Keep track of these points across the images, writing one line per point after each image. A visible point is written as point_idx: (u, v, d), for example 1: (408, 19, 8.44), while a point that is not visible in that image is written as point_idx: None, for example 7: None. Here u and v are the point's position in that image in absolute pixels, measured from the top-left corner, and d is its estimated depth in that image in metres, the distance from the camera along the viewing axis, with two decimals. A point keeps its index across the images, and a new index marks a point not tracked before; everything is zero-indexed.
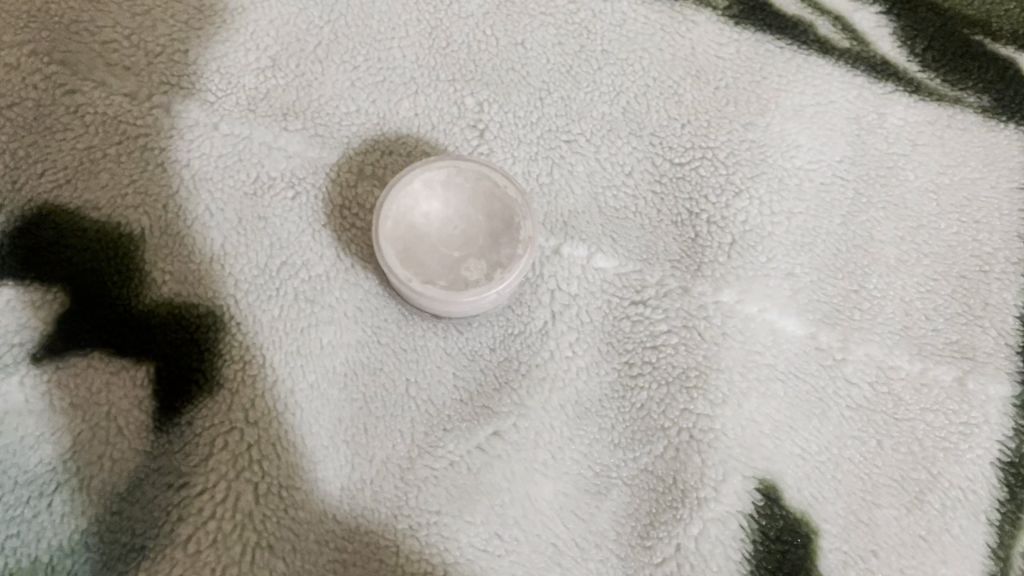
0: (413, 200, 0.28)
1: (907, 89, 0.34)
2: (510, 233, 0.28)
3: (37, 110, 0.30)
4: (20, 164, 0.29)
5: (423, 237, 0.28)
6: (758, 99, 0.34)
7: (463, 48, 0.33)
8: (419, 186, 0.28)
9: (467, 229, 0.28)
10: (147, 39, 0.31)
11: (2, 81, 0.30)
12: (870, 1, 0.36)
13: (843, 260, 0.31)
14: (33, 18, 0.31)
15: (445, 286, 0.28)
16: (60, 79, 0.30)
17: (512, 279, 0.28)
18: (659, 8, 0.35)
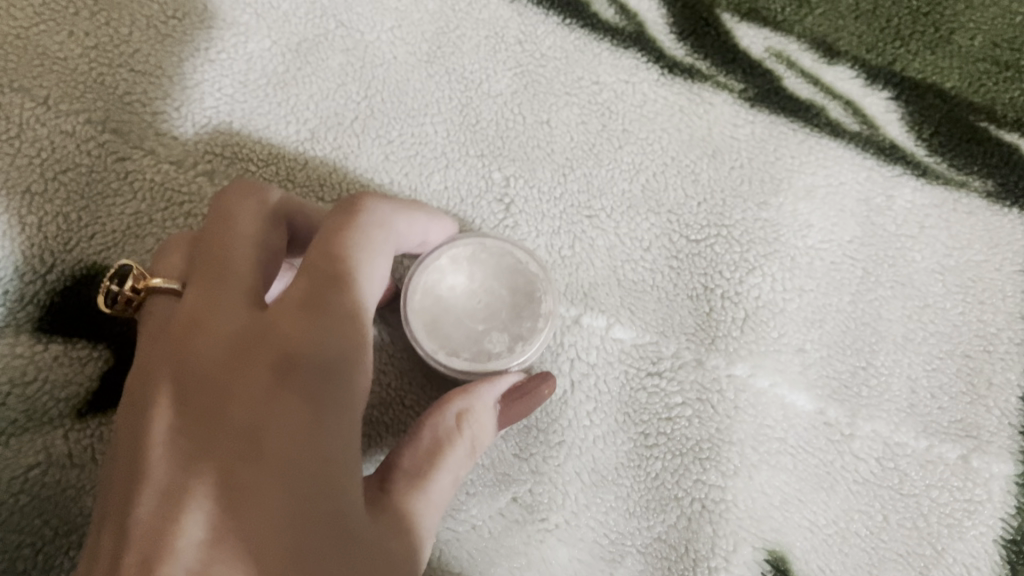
0: (440, 273, 0.30)
1: (915, 172, 0.36)
2: (531, 308, 0.30)
3: (90, 175, 0.32)
4: (72, 226, 0.31)
5: (450, 309, 0.29)
6: (771, 180, 0.35)
7: (491, 125, 0.35)
8: (446, 261, 0.30)
9: (491, 301, 0.29)
10: (195, 111, 0.33)
11: (58, 147, 0.31)
12: (881, 87, 0.37)
13: (851, 337, 0.33)
14: (89, 89, 0.33)
15: (469, 357, 0.29)
16: (112, 147, 0.32)
17: (534, 352, 0.29)
18: (678, 90, 0.36)
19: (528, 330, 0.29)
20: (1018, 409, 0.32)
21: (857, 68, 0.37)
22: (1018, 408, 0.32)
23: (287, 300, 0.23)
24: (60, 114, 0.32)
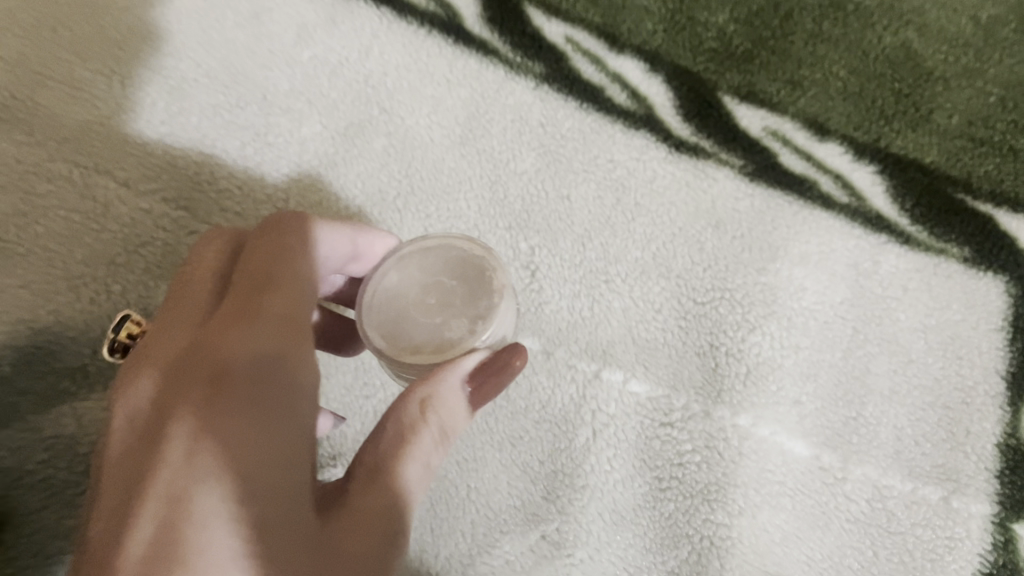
0: (390, 284, 0.30)
1: (899, 240, 0.40)
2: (482, 285, 0.30)
3: (165, 248, 0.36)
4: (151, 293, 0.35)
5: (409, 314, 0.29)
6: (769, 248, 0.39)
7: (518, 200, 0.39)
8: (393, 271, 0.30)
9: (441, 290, 0.29)
10: (256, 190, 0.38)
11: (139, 224, 0.36)
12: (867, 163, 0.42)
13: (843, 389, 0.36)
14: (162, 171, 0.37)
15: (428, 349, 0.29)
16: (183, 222, 0.36)
17: (493, 326, 0.29)
18: (685, 167, 0.41)
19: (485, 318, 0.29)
20: (993, 455, 0.35)
21: (845, 145, 0.42)
22: (994, 454, 0.35)
23: (214, 321, 0.27)
24: (138, 194, 0.37)
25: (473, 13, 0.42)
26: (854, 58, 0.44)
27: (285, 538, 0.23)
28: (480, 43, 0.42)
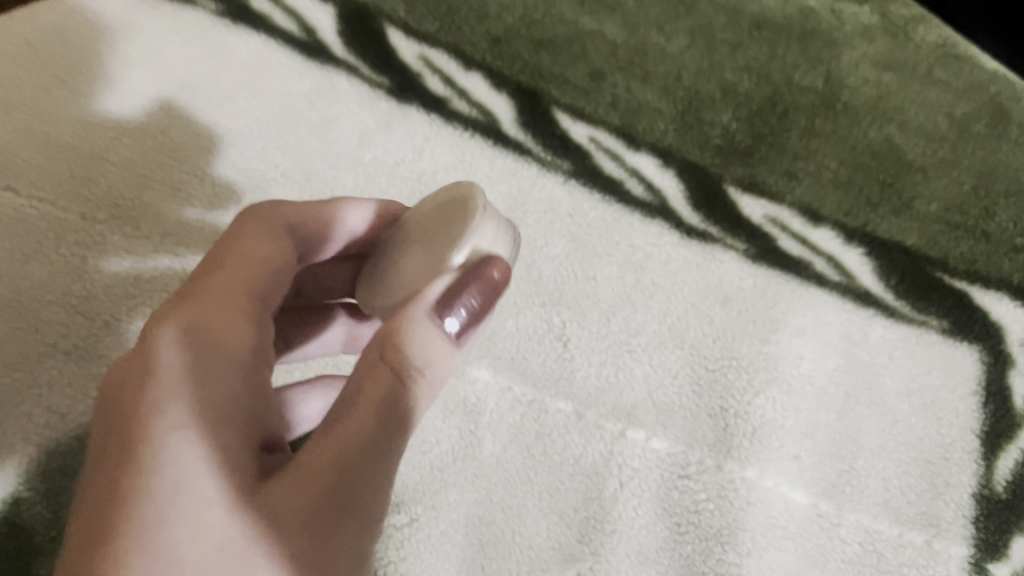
0: (399, 246, 0.35)
1: (885, 313, 0.46)
2: (460, 219, 0.32)
3: None
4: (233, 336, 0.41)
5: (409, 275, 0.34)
6: (771, 321, 0.45)
7: (551, 279, 0.45)
8: (402, 236, 0.35)
9: (429, 237, 0.33)
10: None
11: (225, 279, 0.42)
12: (856, 245, 0.47)
13: (837, 446, 0.42)
14: None
15: (409, 297, 0.31)
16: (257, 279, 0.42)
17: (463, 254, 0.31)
18: (696, 250, 0.47)
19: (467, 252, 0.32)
20: (969, 504, 0.41)
21: (836, 230, 0.48)
22: (970, 503, 0.41)
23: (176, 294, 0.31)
24: None
25: (510, 119, 0.49)
26: (845, 153, 0.50)
27: (201, 502, 0.25)
28: (516, 145, 0.49)
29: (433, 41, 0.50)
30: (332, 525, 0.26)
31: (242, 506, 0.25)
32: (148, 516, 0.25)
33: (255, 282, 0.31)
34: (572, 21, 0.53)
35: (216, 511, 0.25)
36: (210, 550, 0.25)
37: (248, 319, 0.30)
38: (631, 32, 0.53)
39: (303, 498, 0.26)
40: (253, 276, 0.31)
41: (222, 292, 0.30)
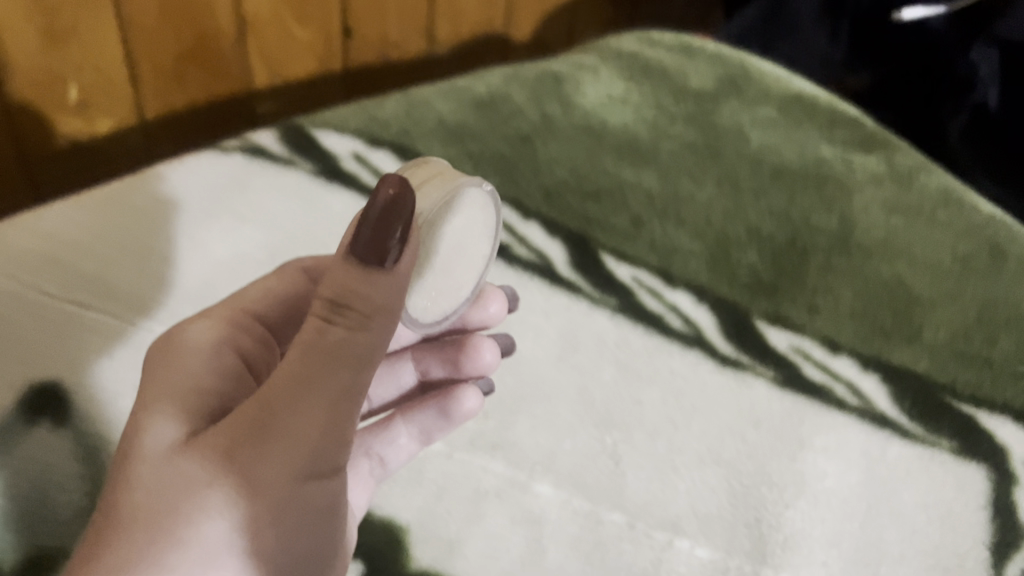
0: None
1: (901, 433, 0.51)
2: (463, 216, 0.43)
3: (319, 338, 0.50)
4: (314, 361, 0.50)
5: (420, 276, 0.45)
6: (798, 441, 0.51)
7: (603, 403, 0.51)
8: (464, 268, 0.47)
9: None
10: None
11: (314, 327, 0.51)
12: (873, 372, 0.54)
13: (861, 553, 0.47)
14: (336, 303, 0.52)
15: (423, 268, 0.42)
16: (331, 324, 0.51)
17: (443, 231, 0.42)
18: (730, 376, 0.53)
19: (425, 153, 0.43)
20: None
21: (854, 359, 0.54)
22: None
23: None
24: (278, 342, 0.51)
25: (564, 261, 0.57)
26: (858, 286, 0.57)
27: (147, 455, 0.35)
28: (568, 283, 0.56)
29: None
30: (251, 451, 0.33)
31: (175, 453, 0.34)
32: (120, 470, 0.35)
33: (267, 297, 0.46)
34: (614, 174, 0.62)
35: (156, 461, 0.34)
36: (156, 480, 0.34)
37: (225, 320, 0.43)
38: (666, 184, 0.62)
39: (223, 435, 0.34)
40: (262, 293, 0.46)
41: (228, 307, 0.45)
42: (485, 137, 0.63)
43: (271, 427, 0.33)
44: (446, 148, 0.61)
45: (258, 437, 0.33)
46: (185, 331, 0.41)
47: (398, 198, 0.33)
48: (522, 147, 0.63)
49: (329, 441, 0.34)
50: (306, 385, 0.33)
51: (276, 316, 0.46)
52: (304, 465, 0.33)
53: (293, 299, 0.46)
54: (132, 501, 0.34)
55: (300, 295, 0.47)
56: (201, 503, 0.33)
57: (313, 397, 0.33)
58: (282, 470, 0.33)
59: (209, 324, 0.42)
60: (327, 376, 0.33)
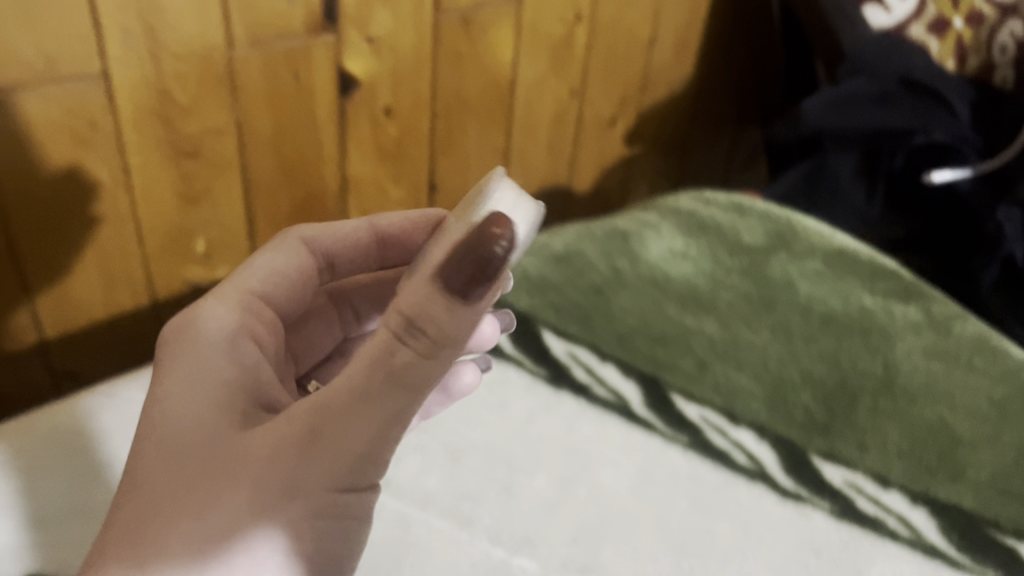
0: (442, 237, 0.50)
1: (951, 562, 0.58)
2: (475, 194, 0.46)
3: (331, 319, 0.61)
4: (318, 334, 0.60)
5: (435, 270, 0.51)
6: (857, 568, 0.57)
7: (680, 531, 0.57)
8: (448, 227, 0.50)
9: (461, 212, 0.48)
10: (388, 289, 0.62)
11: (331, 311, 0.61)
12: (921, 506, 0.60)
13: None
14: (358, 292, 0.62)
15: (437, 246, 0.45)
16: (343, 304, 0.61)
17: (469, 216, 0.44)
18: (794, 507, 0.60)
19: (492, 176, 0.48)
20: None
21: (903, 493, 0.60)
22: None
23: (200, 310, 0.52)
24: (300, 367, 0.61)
25: (640, 401, 0.65)
26: (905, 427, 0.62)
27: (179, 458, 0.42)
28: (646, 421, 0.64)
29: (576, 340, 0.69)
30: (299, 458, 0.39)
31: (211, 459, 0.41)
32: (157, 470, 0.42)
33: (277, 277, 0.55)
34: (679, 321, 0.70)
35: (187, 468, 0.41)
36: (190, 482, 0.40)
37: (237, 306, 0.51)
38: (726, 330, 0.69)
39: (269, 445, 0.40)
40: (272, 272, 0.54)
41: (240, 292, 0.52)
42: (566, 288, 0.72)
43: (320, 441, 0.39)
44: (532, 298, 0.72)
45: (306, 447, 0.39)
46: (221, 341, 0.48)
47: (502, 239, 0.36)
48: (596, 299, 0.71)
49: (370, 453, 0.39)
50: (363, 403, 0.38)
51: (288, 280, 0.55)
52: (345, 474, 0.39)
53: (300, 266, 0.56)
54: (162, 496, 0.40)
55: (303, 262, 0.56)
56: (228, 505, 0.39)
57: (368, 413, 0.38)
58: (325, 477, 0.39)
59: (231, 320, 0.50)
60: (386, 396, 0.38)
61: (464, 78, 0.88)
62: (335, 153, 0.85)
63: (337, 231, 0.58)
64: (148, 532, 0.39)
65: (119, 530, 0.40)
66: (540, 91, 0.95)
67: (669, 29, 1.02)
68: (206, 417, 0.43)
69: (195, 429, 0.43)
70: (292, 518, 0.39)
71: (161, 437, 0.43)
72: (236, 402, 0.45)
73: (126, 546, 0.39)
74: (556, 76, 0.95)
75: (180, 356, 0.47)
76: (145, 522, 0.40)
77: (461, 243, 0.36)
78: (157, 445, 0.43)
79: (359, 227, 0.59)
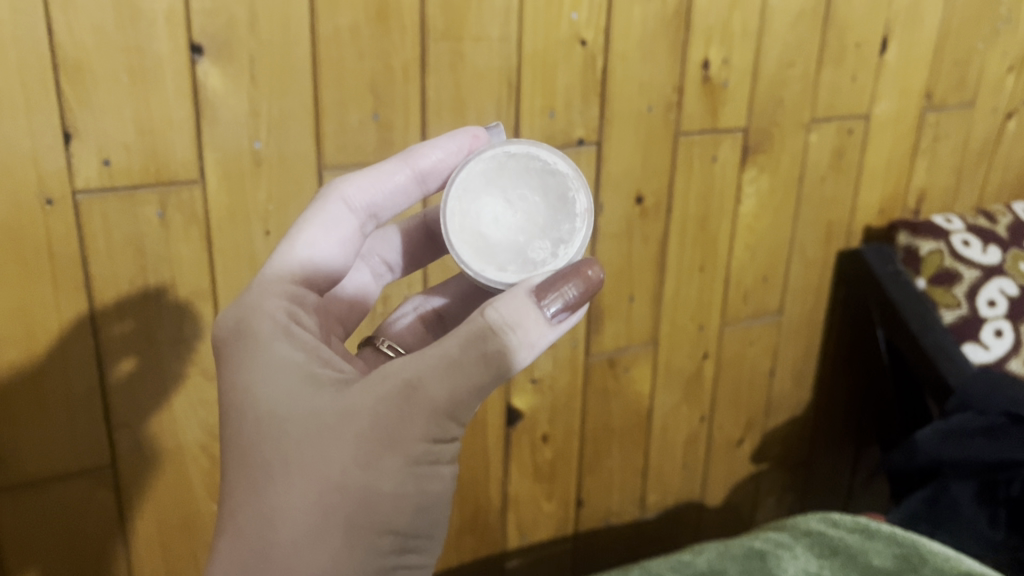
0: (496, 209, 0.61)
1: None
2: (565, 216, 0.62)
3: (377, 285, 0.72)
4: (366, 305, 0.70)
5: (487, 231, 0.61)
6: None
7: None
8: (502, 200, 0.61)
9: (530, 209, 0.61)
10: (423, 257, 0.74)
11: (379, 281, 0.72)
12: None
13: None
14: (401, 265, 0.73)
15: (522, 253, 0.60)
16: (386, 270, 0.73)
17: (565, 250, 0.61)
18: None
19: (581, 213, 0.62)
20: None
21: None
22: None
23: None
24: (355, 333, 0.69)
25: None
26: None
27: (280, 424, 0.48)
28: None
29: None
30: (397, 413, 0.47)
31: (309, 422, 0.48)
32: (265, 435, 0.48)
33: (321, 251, 0.61)
34: None
35: (291, 430, 0.48)
36: (302, 438, 0.47)
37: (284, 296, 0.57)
38: None
39: (364, 405, 0.47)
40: (315, 245, 0.60)
41: (283, 282, 0.58)
42: None
43: (416, 403, 0.47)
44: None
45: (402, 405, 0.47)
46: (285, 326, 0.54)
47: (585, 278, 0.53)
48: None
49: (455, 409, 0.48)
50: (456, 371, 0.48)
51: (337, 252, 0.61)
52: (434, 427, 0.48)
53: (346, 236, 0.62)
54: (279, 453, 0.48)
55: (348, 226, 0.62)
56: (341, 457, 0.47)
57: (460, 378, 0.48)
58: (418, 430, 0.47)
59: (279, 304, 0.55)
60: (474, 369, 0.48)
61: (610, 411, 1.03)
62: (500, 474, 0.98)
63: (373, 182, 0.63)
64: (269, 486, 0.47)
65: (247, 496, 0.48)
66: (675, 417, 1.08)
67: (787, 362, 1.15)
68: (298, 390, 0.49)
69: (292, 400, 0.49)
70: (394, 465, 0.47)
71: (256, 406, 0.49)
72: (317, 373, 0.51)
73: (252, 501, 0.47)
74: (689, 405, 1.09)
75: (256, 341, 0.52)
76: (264, 479, 0.47)
77: (569, 273, 0.53)
78: (254, 414, 0.49)
79: (397, 172, 0.63)
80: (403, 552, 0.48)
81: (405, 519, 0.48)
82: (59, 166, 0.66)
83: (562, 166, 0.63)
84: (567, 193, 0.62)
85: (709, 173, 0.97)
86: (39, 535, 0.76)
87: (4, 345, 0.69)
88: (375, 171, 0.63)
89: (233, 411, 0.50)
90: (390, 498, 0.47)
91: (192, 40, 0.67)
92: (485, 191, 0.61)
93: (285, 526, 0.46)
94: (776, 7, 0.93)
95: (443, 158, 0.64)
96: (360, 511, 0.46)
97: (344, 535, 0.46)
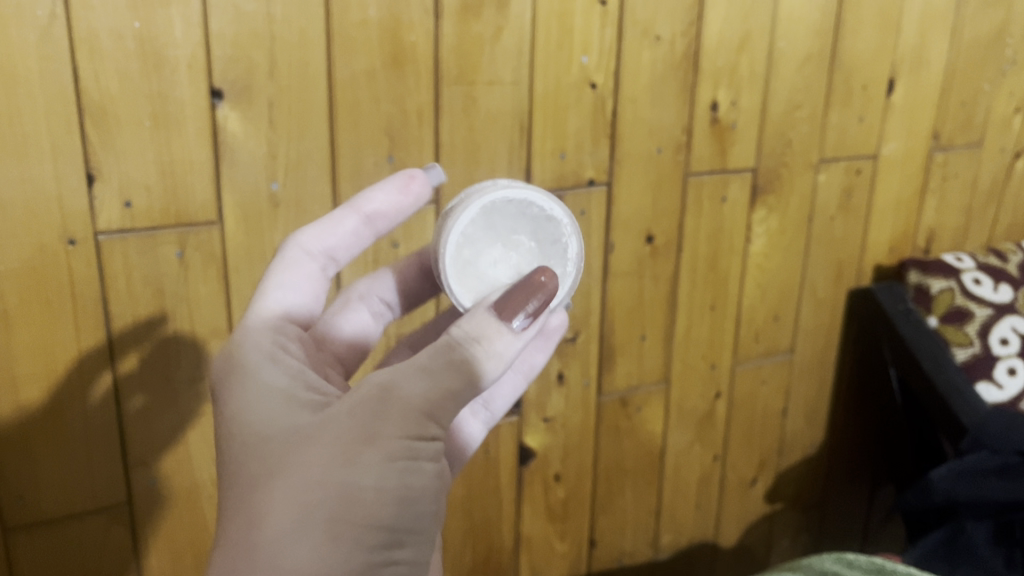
0: (496, 256, 0.64)
1: None
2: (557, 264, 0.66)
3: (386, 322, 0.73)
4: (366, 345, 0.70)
5: (487, 275, 0.64)
6: None
7: None
8: (503, 249, 0.64)
9: (527, 257, 0.65)
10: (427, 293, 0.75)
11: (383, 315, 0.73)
12: None
13: None
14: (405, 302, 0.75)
15: None
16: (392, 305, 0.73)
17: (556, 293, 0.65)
18: None
19: (571, 258, 0.66)
20: None
21: None
22: None
23: None
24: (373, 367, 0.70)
25: None
26: None
27: (263, 438, 0.50)
28: None
29: None
30: (373, 413, 0.49)
31: (290, 432, 0.50)
32: (249, 450, 0.50)
33: (291, 289, 0.63)
34: None
35: (274, 441, 0.49)
36: (285, 446, 0.49)
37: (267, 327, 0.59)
38: None
39: (342, 411, 0.49)
40: (284, 285, 0.62)
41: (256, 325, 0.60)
42: None
43: (390, 402, 0.49)
44: None
45: (376, 406, 0.49)
46: (271, 351, 0.56)
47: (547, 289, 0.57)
48: None
49: (429, 407, 0.49)
50: (428, 375, 0.50)
51: (304, 296, 0.63)
52: (411, 422, 0.49)
53: (309, 275, 0.64)
54: (264, 462, 0.49)
55: (308, 267, 0.64)
56: (321, 457, 0.47)
57: (432, 381, 0.50)
58: (394, 426, 0.48)
59: (266, 335, 0.58)
60: (444, 369, 0.50)
61: (622, 450, 1.03)
62: (512, 514, 0.98)
63: (322, 228, 0.65)
64: (252, 494, 0.48)
65: (237, 505, 0.48)
66: (687, 457, 1.08)
67: (799, 401, 1.15)
68: (283, 407, 0.52)
69: (275, 418, 0.51)
70: (374, 459, 0.47)
71: (244, 426, 0.51)
72: (303, 393, 0.53)
73: (238, 513, 0.48)
74: (701, 444, 1.09)
75: (242, 366, 0.55)
76: (248, 488, 0.48)
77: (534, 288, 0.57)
78: (241, 434, 0.51)
79: (347, 216, 0.65)
80: (393, 551, 0.48)
81: (389, 513, 0.47)
82: (82, 207, 0.68)
83: (557, 211, 0.66)
84: (562, 242, 0.66)
85: (719, 213, 0.98)
86: (53, 570, 0.77)
87: (25, 381, 0.70)
88: (322, 219, 0.65)
89: (223, 437, 0.52)
90: (373, 492, 0.47)
91: (212, 84, 0.69)
92: (486, 238, 0.64)
93: (267, 526, 0.46)
94: (783, 50, 0.95)
95: (390, 198, 0.66)
96: (344, 506, 0.46)
97: (331, 530, 0.46)
